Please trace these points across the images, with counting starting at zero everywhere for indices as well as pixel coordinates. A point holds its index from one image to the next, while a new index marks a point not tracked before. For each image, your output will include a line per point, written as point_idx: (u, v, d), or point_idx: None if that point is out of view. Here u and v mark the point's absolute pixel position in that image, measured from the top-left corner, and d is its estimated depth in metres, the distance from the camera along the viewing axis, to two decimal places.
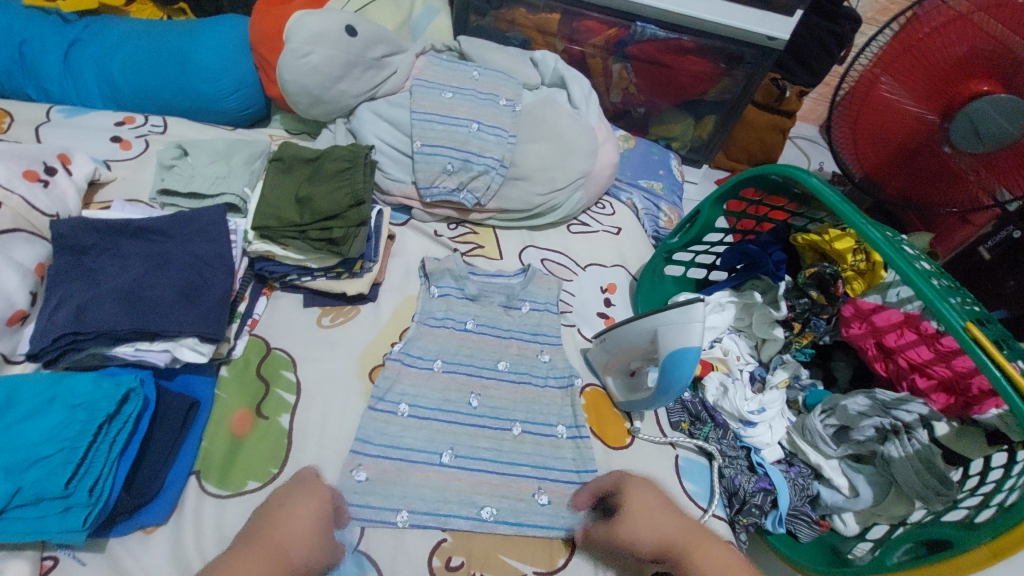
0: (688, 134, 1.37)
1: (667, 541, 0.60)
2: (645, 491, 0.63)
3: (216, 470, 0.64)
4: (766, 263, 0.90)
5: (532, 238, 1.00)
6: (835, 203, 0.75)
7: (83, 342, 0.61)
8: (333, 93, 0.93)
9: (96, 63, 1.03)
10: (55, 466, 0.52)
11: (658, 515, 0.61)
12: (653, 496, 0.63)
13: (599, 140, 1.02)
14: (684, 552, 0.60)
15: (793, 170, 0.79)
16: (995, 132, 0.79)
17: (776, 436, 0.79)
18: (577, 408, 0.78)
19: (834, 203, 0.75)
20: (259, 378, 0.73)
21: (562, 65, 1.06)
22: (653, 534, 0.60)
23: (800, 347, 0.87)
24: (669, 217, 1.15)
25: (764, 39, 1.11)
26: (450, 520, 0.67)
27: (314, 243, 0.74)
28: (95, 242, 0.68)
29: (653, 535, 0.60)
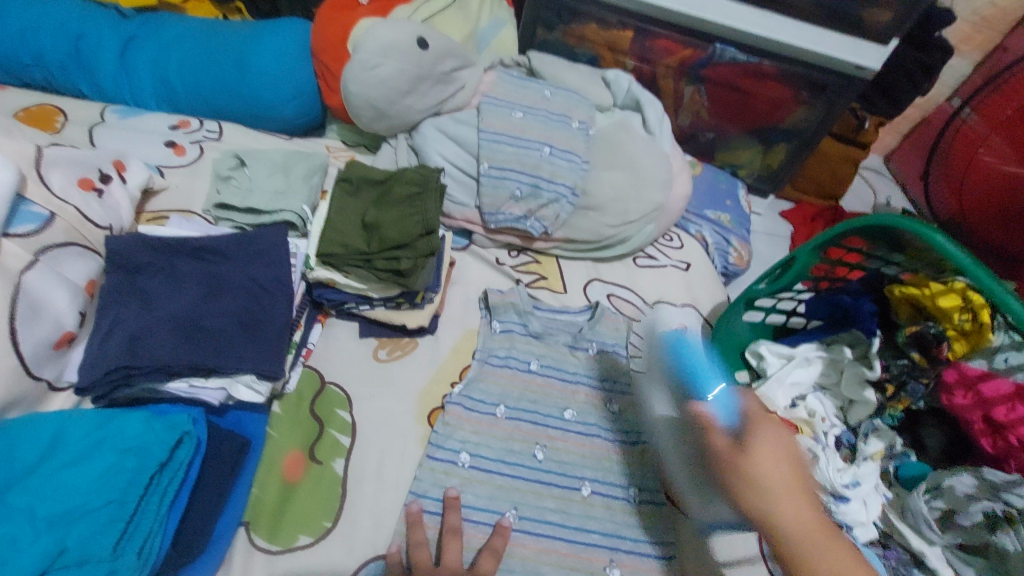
0: (756, 162, 1.30)
1: (784, 491, 0.51)
2: (780, 443, 0.53)
3: (266, 521, 0.59)
4: (864, 321, 0.82)
5: (597, 271, 0.94)
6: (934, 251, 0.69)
7: (135, 377, 0.57)
8: (398, 108, 0.88)
9: (153, 63, 0.99)
10: (103, 525, 0.48)
11: (783, 467, 0.52)
12: (782, 451, 0.53)
13: (673, 170, 0.96)
14: (809, 546, 0.50)
15: (890, 223, 0.71)
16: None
17: (871, 515, 0.71)
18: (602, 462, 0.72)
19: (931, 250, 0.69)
20: (313, 416, 0.68)
21: (637, 86, 1.00)
22: (772, 480, 0.51)
23: (893, 413, 0.78)
24: (739, 253, 1.08)
25: (852, 68, 1.04)
26: None
27: (380, 273, 0.69)
28: (150, 261, 0.63)
29: (766, 479, 0.51)
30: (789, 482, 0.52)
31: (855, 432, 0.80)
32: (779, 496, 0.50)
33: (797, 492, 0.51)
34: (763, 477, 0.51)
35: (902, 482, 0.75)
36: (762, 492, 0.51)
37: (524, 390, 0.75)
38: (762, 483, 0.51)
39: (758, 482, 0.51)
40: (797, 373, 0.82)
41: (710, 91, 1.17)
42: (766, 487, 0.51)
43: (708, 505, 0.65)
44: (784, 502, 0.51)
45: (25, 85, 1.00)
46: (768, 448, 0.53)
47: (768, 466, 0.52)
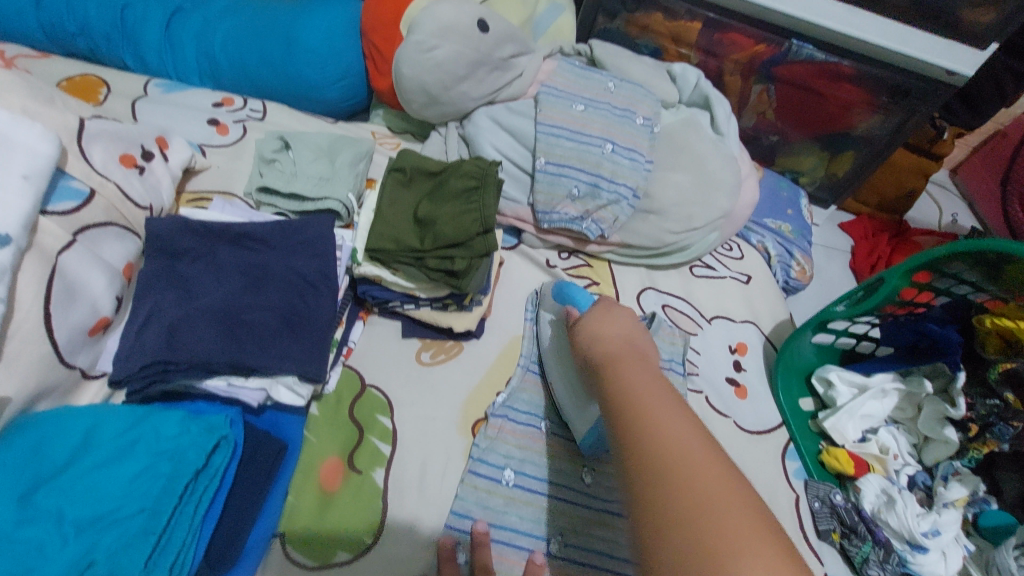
0: (818, 170, 1.21)
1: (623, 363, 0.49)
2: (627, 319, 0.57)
3: (302, 533, 0.56)
4: (954, 354, 0.73)
5: (652, 278, 0.88)
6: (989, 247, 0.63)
7: (172, 374, 0.53)
8: (453, 94, 0.83)
9: (199, 36, 0.95)
10: (134, 535, 0.44)
11: (618, 328, 0.56)
12: (619, 323, 0.57)
13: (741, 175, 0.89)
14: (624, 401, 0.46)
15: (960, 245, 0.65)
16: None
17: (951, 568, 0.65)
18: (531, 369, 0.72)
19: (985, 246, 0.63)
20: (352, 421, 0.64)
21: (705, 82, 0.93)
22: (614, 355, 0.52)
23: (977, 457, 0.70)
24: (802, 267, 1.02)
25: (941, 72, 0.95)
26: None
27: (431, 272, 0.64)
28: (192, 247, 0.60)
29: (603, 331, 0.56)
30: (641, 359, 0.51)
31: (932, 473, 0.74)
32: (620, 353, 0.52)
33: (638, 360, 0.51)
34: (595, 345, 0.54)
35: (982, 532, 0.70)
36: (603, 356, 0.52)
37: None
38: (602, 346, 0.54)
39: (594, 338, 0.55)
40: (870, 406, 0.75)
41: (780, 90, 1.10)
42: (606, 348, 0.53)
43: (585, 409, 0.64)
44: (632, 365, 0.50)
45: (70, 54, 0.98)
46: (613, 330, 0.55)
47: (599, 341, 0.54)
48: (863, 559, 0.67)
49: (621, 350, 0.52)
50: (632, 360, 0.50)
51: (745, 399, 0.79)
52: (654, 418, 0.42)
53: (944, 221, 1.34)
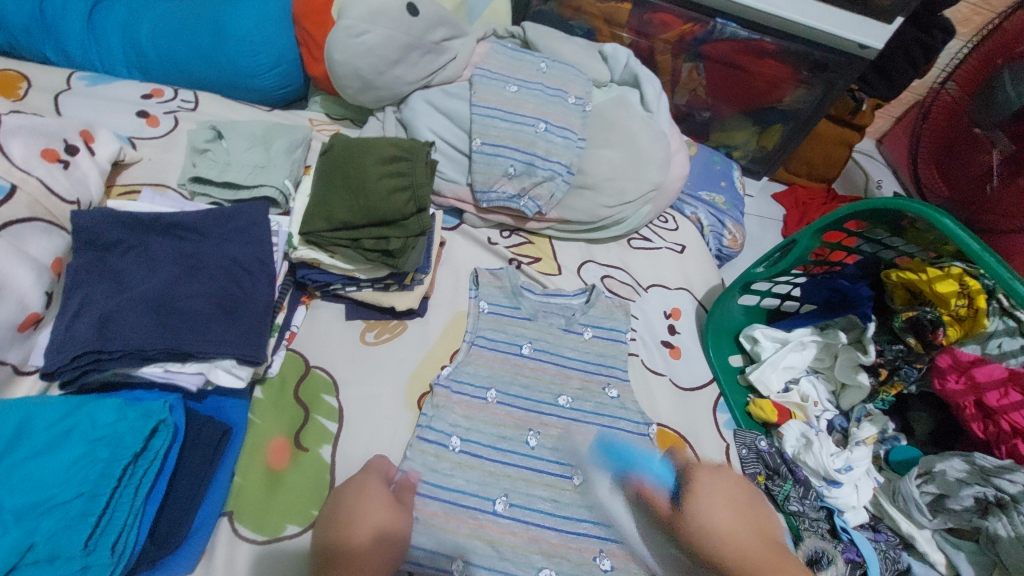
0: (751, 143, 1.28)
1: (739, 541, 0.55)
2: (720, 484, 0.60)
3: (250, 511, 0.57)
4: (863, 306, 0.80)
5: (591, 252, 0.92)
6: (885, 203, 0.70)
7: (106, 362, 0.54)
8: (387, 79, 0.84)
9: (123, 27, 0.92)
10: (72, 518, 0.45)
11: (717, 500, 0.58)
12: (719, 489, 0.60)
13: (671, 149, 0.93)
14: None
15: (859, 204, 0.72)
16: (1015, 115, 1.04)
17: (863, 499, 0.72)
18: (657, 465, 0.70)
19: (883, 203, 0.70)
20: (298, 402, 0.65)
21: (635, 61, 0.97)
22: (729, 529, 0.56)
23: (885, 398, 0.77)
24: (734, 235, 1.07)
25: (854, 47, 1.01)
26: None
27: (368, 253, 0.66)
28: (122, 238, 0.59)
29: (714, 517, 0.56)
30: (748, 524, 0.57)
31: (848, 416, 0.81)
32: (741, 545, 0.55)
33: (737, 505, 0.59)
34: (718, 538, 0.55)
35: (893, 466, 0.76)
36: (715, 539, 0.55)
37: (515, 374, 0.73)
38: (712, 528, 0.56)
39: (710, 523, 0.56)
40: (790, 357, 0.82)
41: (709, 68, 1.15)
42: (717, 521, 0.56)
43: None
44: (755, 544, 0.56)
45: None
46: (720, 486, 0.60)
47: (703, 517, 0.56)
48: (785, 497, 0.72)
49: (732, 527, 0.56)
50: (757, 541, 0.56)
51: (679, 359, 0.84)
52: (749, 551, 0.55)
53: (871, 187, 1.43)
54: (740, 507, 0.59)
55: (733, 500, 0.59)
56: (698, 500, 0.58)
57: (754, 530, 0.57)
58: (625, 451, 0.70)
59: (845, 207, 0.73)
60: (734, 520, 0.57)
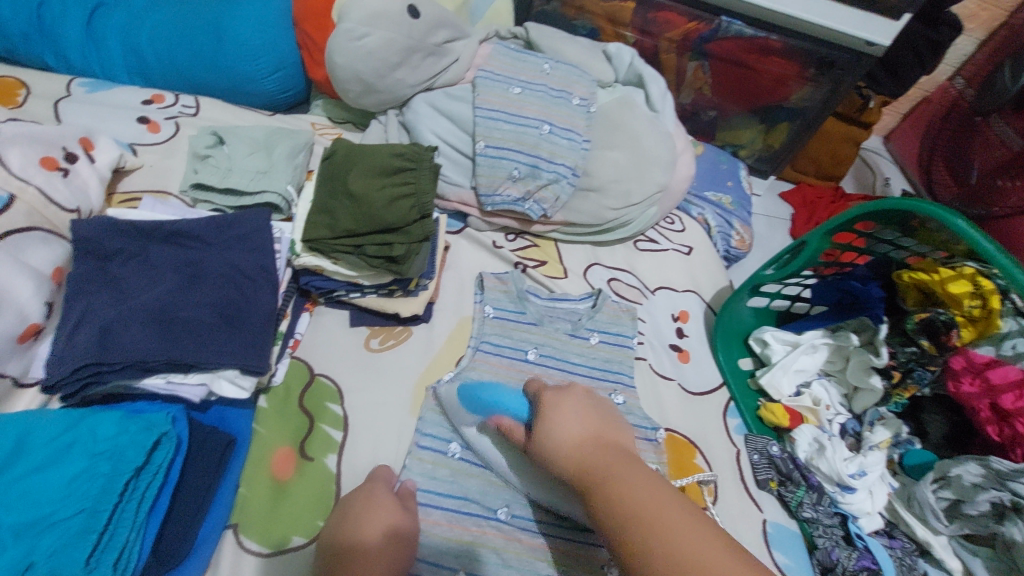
0: (757, 142, 1.26)
1: (587, 456, 0.49)
2: (580, 409, 0.54)
3: (256, 523, 0.56)
4: (875, 307, 0.79)
5: (597, 254, 0.91)
6: (896, 203, 0.69)
7: (107, 374, 0.53)
8: (389, 82, 0.83)
9: (123, 32, 0.92)
10: (74, 535, 0.44)
11: (573, 411, 0.54)
12: (578, 404, 0.55)
13: (677, 150, 0.92)
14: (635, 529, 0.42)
15: (870, 205, 0.71)
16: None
17: (877, 505, 0.69)
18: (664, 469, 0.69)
19: (894, 203, 0.69)
20: (302, 410, 0.64)
21: (639, 60, 0.96)
22: (570, 442, 0.51)
23: (898, 401, 0.76)
24: (742, 236, 1.06)
25: (861, 43, 0.99)
26: None
27: (372, 260, 0.66)
28: (122, 248, 0.59)
29: (558, 426, 0.52)
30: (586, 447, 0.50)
31: (861, 420, 0.79)
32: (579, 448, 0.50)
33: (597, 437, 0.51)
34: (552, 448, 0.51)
35: (907, 470, 0.74)
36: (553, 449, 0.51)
37: (520, 381, 0.72)
38: (552, 438, 0.52)
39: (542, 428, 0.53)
40: (802, 360, 0.81)
41: (714, 66, 1.13)
42: (562, 435, 0.51)
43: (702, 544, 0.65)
44: (593, 452, 0.49)
45: None
46: (575, 405, 0.55)
47: (546, 431, 0.53)
48: (799, 503, 0.71)
49: (578, 439, 0.51)
50: (594, 447, 0.50)
51: (688, 363, 0.83)
52: (614, 468, 0.47)
53: (879, 185, 1.40)
54: (597, 421, 0.54)
55: (587, 406, 0.55)
56: (540, 419, 0.54)
57: (593, 448, 0.50)
58: (495, 392, 0.62)
59: (855, 207, 0.72)
60: (582, 421, 0.53)
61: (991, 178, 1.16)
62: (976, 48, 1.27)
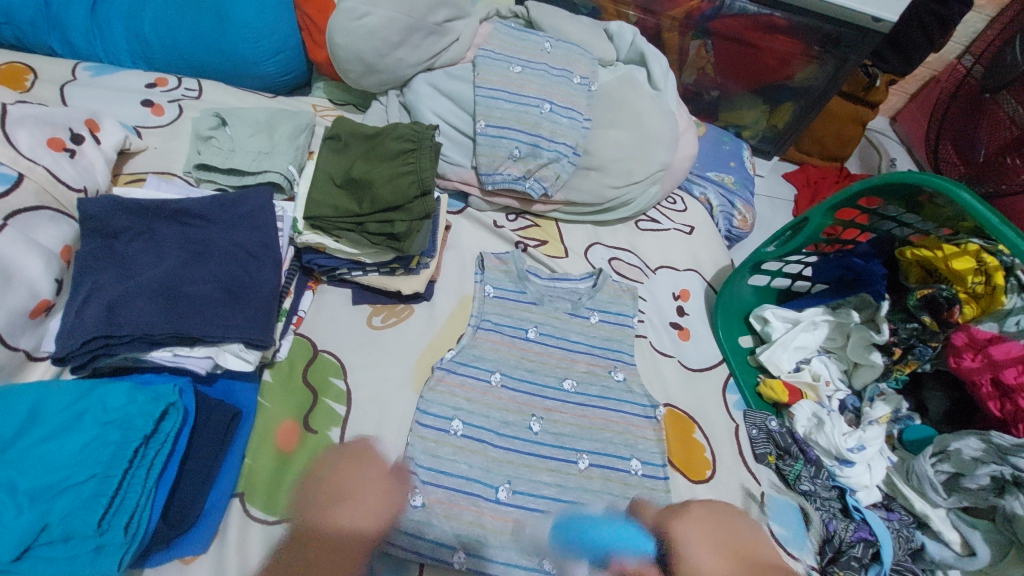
0: (761, 123, 1.25)
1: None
2: (700, 520, 0.65)
3: (261, 492, 0.58)
4: (876, 285, 0.78)
5: (598, 234, 0.91)
6: (899, 176, 0.68)
7: (116, 347, 0.54)
8: (389, 62, 0.83)
9: (126, 16, 0.92)
10: (86, 499, 0.45)
11: (700, 530, 0.64)
12: (707, 527, 0.64)
13: (679, 128, 0.92)
14: None
15: (874, 179, 0.70)
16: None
17: (875, 478, 0.71)
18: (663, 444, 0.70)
19: (898, 176, 0.68)
20: (306, 385, 0.66)
21: (641, 38, 0.95)
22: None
23: (898, 377, 0.77)
24: (743, 216, 1.06)
25: (867, 20, 0.98)
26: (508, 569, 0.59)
27: (374, 237, 0.66)
28: (128, 225, 0.60)
29: (705, 561, 0.60)
30: (738, 560, 0.62)
31: (860, 395, 0.80)
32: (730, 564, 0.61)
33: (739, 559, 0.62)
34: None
35: (906, 445, 0.75)
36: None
37: (521, 358, 0.73)
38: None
39: (687, 558, 0.60)
40: (802, 337, 0.81)
41: (718, 45, 1.12)
42: (704, 562, 0.60)
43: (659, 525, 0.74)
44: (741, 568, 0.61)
45: None
46: (696, 528, 0.64)
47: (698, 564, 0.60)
48: (797, 477, 0.71)
49: (716, 565, 0.60)
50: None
51: (688, 341, 0.84)
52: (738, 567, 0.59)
53: (885, 167, 1.39)
54: (722, 539, 0.64)
55: (710, 530, 0.64)
56: (674, 551, 0.61)
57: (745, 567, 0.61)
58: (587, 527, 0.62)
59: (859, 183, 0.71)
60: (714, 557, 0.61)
61: (997, 156, 1.14)
62: (986, 25, 1.25)
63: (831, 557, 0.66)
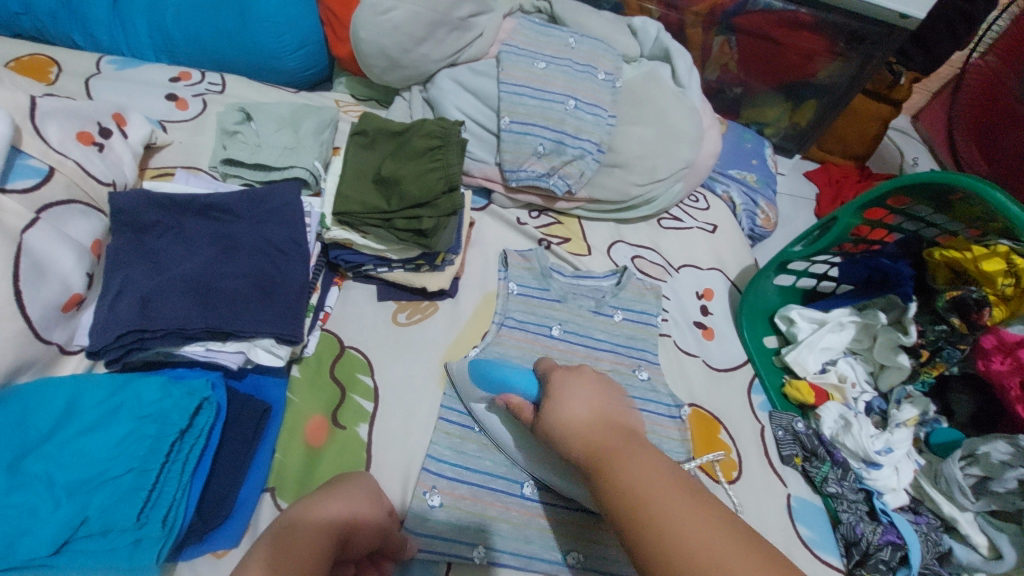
0: (782, 121, 1.24)
1: (607, 429, 0.46)
2: (587, 391, 0.50)
3: (291, 486, 0.58)
4: (904, 286, 0.78)
5: (621, 232, 0.90)
6: (932, 176, 0.68)
7: (149, 341, 0.54)
8: (413, 57, 0.82)
9: (149, 9, 0.92)
10: (124, 492, 0.46)
11: (586, 396, 0.50)
12: (588, 387, 0.50)
13: (704, 126, 0.91)
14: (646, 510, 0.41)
15: (908, 177, 0.70)
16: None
17: (903, 481, 0.70)
18: (687, 443, 0.70)
19: (931, 176, 0.68)
20: (334, 381, 0.66)
21: (666, 34, 0.94)
22: (580, 419, 0.48)
23: (926, 379, 0.76)
24: (766, 215, 1.05)
25: (893, 16, 0.96)
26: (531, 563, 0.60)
27: (401, 233, 0.66)
28: (160, 220, 0.60)
29: (567, 406, 0.49)
30: (609, 428, 0.47)
31: (887, 398, 0.80)
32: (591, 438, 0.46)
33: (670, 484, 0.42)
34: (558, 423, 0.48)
35: (933, 448, 0.74)
36: (560, 431, 0.48)
37: (544, 355, 0.72)
38: (560, 417, 0.48)
39: (561, 420, 0.48)
40: (828, 338, 0.80)
41: (740, 41, 1.11)
42: (568, 409, 0.49)
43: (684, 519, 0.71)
44: (609, 433, 0.46)
45: (16, 35, 0.94)
46: (582, 388, 0.50)
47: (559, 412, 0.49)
48: (823, 478, 0.71)
49: (590, 419, 0.47)
50: (605, 429, 0.47)
51: (712, 340, 0.83)
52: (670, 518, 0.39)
53: (906, 166, 1.38)
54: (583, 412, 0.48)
55: (596, 388, 0.51)
56: (549, 398, 0.51)
57: (607, 431, 0.47)
58: (496, 370, 0.61)
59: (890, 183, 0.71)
60: (591, 406, 0.49)
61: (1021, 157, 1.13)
62: None
63: (857, 560, 0.66)
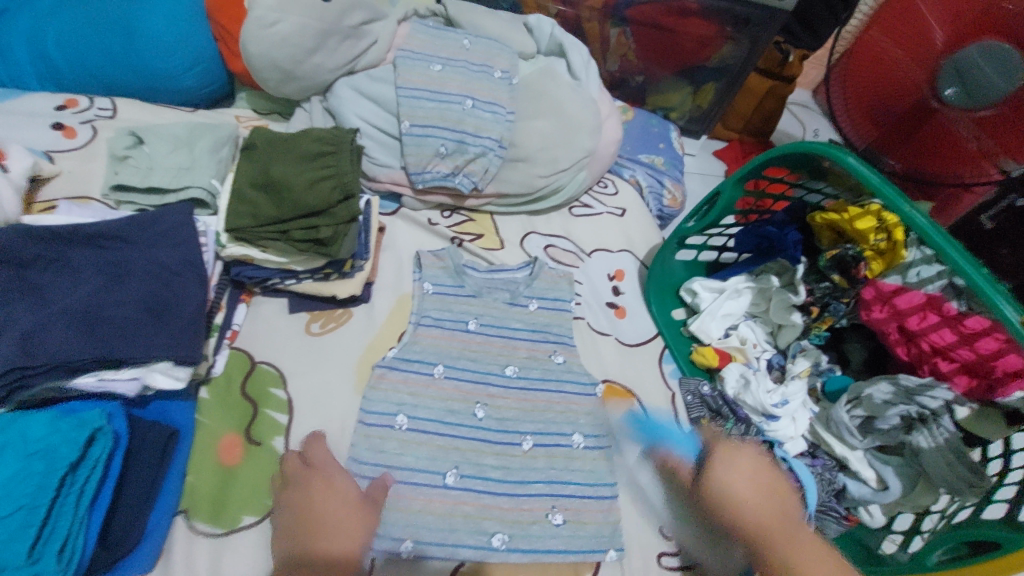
0: (687, 103, 1.30)
1: (767, 508, 0.53)
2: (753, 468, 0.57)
3: (205, 506, 0.58)
4: (790, 250, 0.84)
5: (533, 223, 0.93)
6: (809, 146, 0.72)
7: (35, 377, 0.53)
8: (307, 68, 0.83)
9: (28, 37, 0.88)
10: (13, 531, 0.45)
11: (747, 474, 0.56)
12: (749, 463, 0.57)
13: (602, 115, 0.95)
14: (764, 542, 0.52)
15: (786, 147, 0.73)
16: (990, 84, 0.83)
17: (799, 429, 0.77)
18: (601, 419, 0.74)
19: (807, 146, 0.72)
20: (245, 398, 0.66)
21: (559, 30, 0.98)
22: (750, 501, 0.54)
23: (819, 333, 0.82)
24: (673, 194, 1.10)
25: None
26: (458, 550, 0.62)
27: (298, 244, 0.66)
28: (40, 254, 0.58)
29: (731, 480, 0.55)
30: (772, 497, 0.55)
31: (785, 354, 0.85)
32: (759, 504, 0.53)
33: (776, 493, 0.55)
34: (722, 490, 0.55)
35: (828, 396, 0.80)
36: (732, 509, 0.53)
37: (461, 350, 0.75)
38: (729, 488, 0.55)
39: (732, 497, 0.54)
40: (728, 305, 0.87)
41: (635, 32, 1.16)
42: (735, 485, 0.55)
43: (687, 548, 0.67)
44: (767, 503, 0.54)
45: None
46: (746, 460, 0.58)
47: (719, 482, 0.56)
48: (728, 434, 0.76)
49: (753, 489, 0.55)
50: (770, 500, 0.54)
51: (624, 319, 0.87)
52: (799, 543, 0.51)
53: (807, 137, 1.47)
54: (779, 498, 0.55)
55: (756, 472, 0.57)
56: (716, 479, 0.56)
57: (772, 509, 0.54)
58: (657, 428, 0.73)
59: (772, 153, 0.75)
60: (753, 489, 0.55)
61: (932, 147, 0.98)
62: None
63: None
